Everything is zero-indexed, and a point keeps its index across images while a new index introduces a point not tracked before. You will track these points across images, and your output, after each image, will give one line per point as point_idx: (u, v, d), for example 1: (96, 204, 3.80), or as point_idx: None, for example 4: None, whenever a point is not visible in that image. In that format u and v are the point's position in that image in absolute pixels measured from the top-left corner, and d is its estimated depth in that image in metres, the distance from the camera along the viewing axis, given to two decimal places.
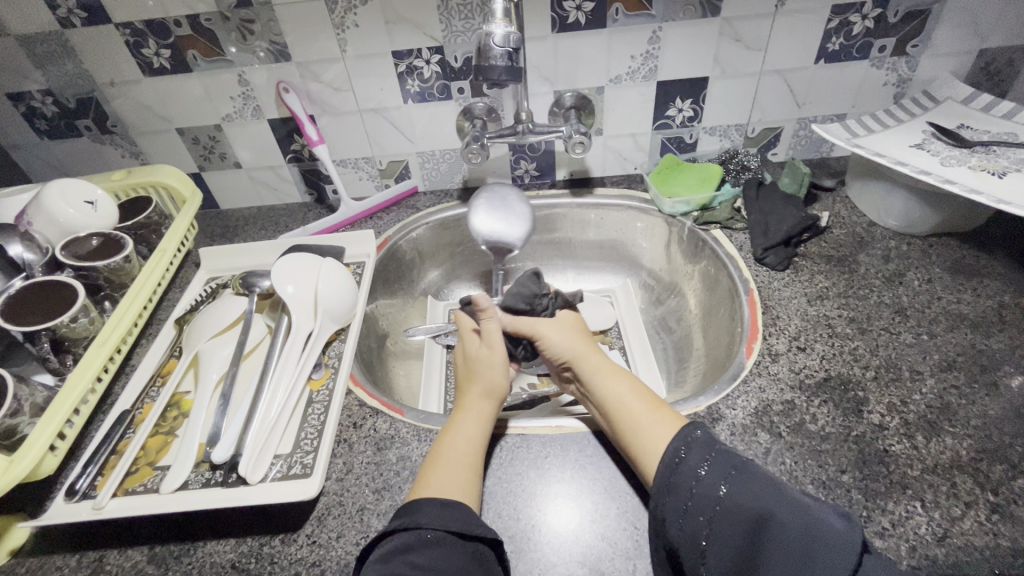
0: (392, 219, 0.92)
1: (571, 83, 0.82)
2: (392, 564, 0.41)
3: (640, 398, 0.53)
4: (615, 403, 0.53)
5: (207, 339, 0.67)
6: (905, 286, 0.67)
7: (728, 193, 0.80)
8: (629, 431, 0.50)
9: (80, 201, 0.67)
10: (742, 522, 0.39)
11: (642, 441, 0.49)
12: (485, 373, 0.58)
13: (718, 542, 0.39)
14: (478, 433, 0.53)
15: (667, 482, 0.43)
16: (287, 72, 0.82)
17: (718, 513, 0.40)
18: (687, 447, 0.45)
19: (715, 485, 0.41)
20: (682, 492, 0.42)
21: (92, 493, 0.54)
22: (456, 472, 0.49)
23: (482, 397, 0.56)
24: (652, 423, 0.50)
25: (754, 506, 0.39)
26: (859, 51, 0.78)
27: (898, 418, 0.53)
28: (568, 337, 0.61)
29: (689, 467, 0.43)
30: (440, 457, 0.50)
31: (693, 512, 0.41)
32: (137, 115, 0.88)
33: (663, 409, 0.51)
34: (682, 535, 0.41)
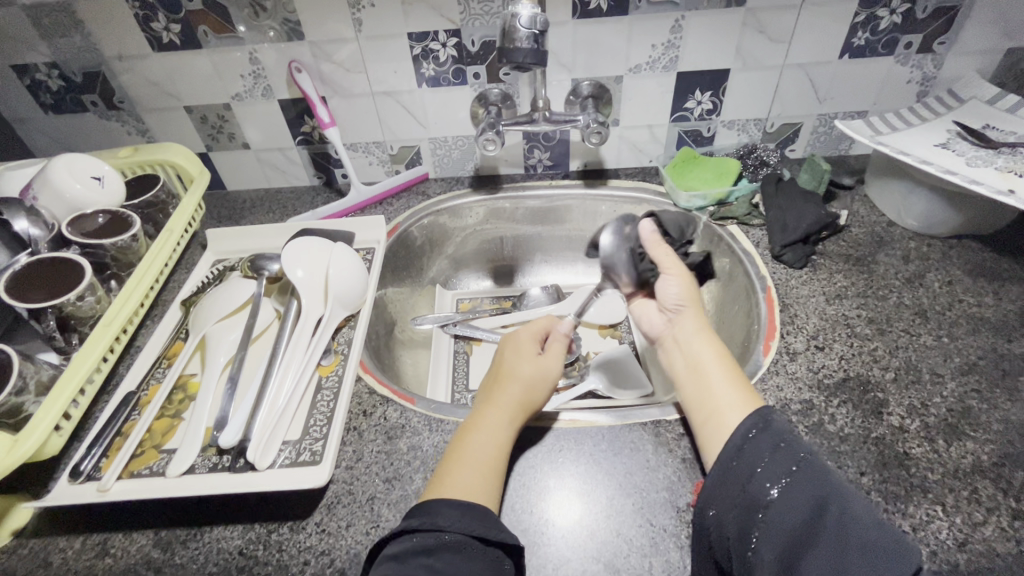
0: (402, 205, 0.91)
1: (590, 71, 0.80)
2: (408, 566, 0.40)
3: (722, 366, 0.52)
4: (701, 365, 0.53)
5: (215, 322, 0.66)
6: (925, 287, 0.66)
7: (745, 188, 0.80)
8: (707, 393, 0.50)
9: (87, 176, 0.66)
10: (805, 506, 0.38)
11: (715, 404, 0.49)
12: (525, 374, 0.56)
13: (775, 521, 0.38)
14: (500, 439, 0.51)
15: (737, 447, 0.42)
16: (299, 51, 0.80)
17: (781, 494, 0.39)
18: (761, 428, 0.43)
19: (786, 463, 0.40)
20: (751, 463, 0.41)
21: (96, 475, 0.53)
22: (476, 475, 0.48)
23: (516, 401, 0.54)
24: (727, 390, 0.50)
25: (819, 493, 0.39)
26: (885, 47, 0.77)
27: (918, 420, 0.52)
28: (687, 289, 0.59)
29: (762, 442, 0.42)
30: (460, 456, 0.49)
31: (756, 485, 0.40)
32: (145, 91, 0.86)
33: (742, 384, 0.50)
34: (740, 504, 0.40)
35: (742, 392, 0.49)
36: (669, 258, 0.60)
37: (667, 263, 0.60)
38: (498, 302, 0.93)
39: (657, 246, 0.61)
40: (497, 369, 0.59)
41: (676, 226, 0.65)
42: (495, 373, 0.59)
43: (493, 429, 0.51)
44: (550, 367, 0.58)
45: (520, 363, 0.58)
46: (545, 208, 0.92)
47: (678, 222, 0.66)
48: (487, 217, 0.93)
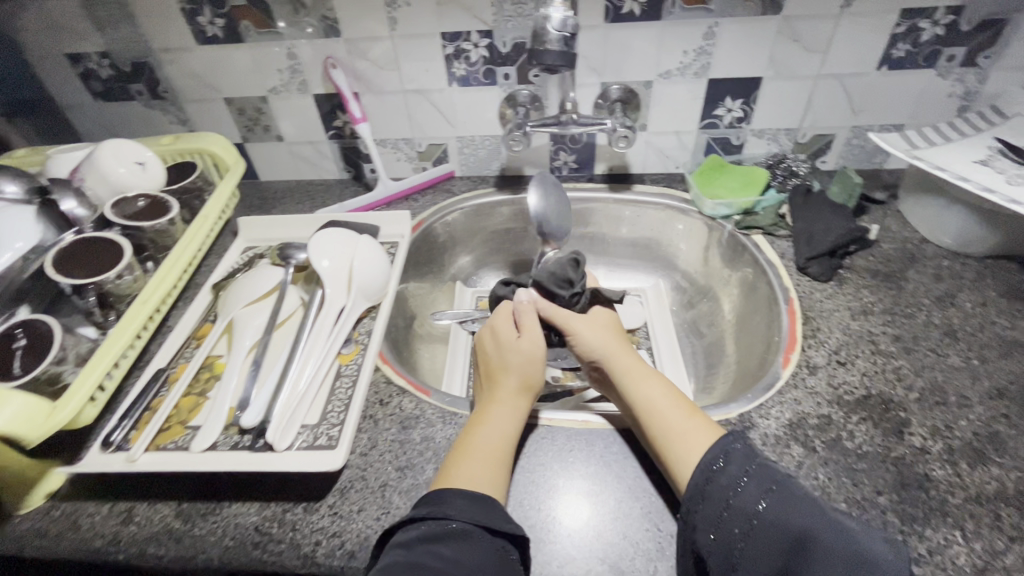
0: (428, 201, 0.92)
1: (619, 75, 0.80)
2: (415, 552, 0.41)
3: (672, 403, 0.52)
4: (649, 405, 0.52)
5: (243, 307, 0.68)
6: (957, 307, 0.64)
7: (772, 199, 0.78)
8: (662, 434, 0.49)
9: (131, 161, 0.69)
10: (779, 541, 0.39)
11: (675, 443, 0.48)
12: (518, 364, 0.57)
13: (751, 557, 0.40)
14: (509, 429, 0.52)
15: (702, 486, 0.44)
16: (335, 48, 0.83)
17: (752, 531, 0.40)
18: (726, 457, 0.45)
19: (753, 500, 0.42)
20: (717, 502, 0.43)
21: (125, 446, 0.55)
22: (486, 465, 0.49)
23: (516, 390, 0.55)
24: (688, 430, 0.49)
25: (790, 528, 0.39)
26: (925, 59, 0.75)
27: (941, 443, 0.51)
28: (598, 334, 0.62)
29: (726, 477, 0.44)
30: (467, 449, 0.50)
31: (728, 523, 0.42)
32: (187, 83, 0.89)
33: (699, 416, 0.50)
34: (715, 544, 0.41)
35: (703, 426, 0.49)
36: (561, 314, 0.64)
37: (566, 318, 0.64)
38: None
39: (546, 309, 0.65)
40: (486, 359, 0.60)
41: (556, 279, 0.67)
42: (486, 366, 0.59)
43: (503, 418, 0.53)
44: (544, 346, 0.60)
45: (511, 354, 0.58)
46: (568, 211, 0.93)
47: (554, 272, 0.68)
48: (511, 217, 0.94)
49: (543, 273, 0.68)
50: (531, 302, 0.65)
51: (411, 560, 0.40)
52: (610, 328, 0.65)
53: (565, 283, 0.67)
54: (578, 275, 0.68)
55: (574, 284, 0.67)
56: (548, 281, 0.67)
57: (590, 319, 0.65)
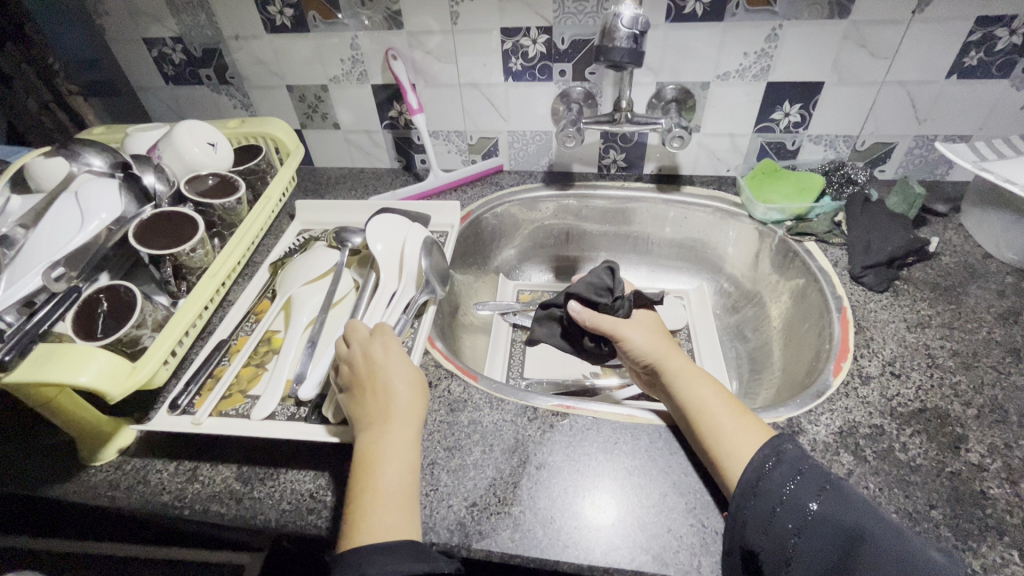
0: (476, 193, 0.94)
1: (676, 76, 0.80)
2: None
3: (724, 403, 0.52)
4: (699, 404, 0.53)
5: (300, 286, 0.71)
6: (1020, 325, 0.62)
7: (828, 206, 0.77)
8: (712, 433, 0.50)
9: (204, 141, 0.72)
10: (833, 541, 0.40)
11: (725, 443, 0.49)
12: (395, 379, 0.53)
13: (804, 556, 0.41)
14: (402, 460, 0.49)
15: (753, 484, 0.45)
16: (397, 39, 0.85)
17: (805, 530, 0.41)
18: (778, 457, 0.46)
19: (806, 499, 0.43)
20: (770, 500, 0.44)
21: (191, 410, 0.59)
22: (399, 513, 0.46)
23: (409, 415, 0.52)
24: (738, 430, 0.49)
25: (844, 527, 0.40)
26: (999, 69, 0.72)
27: (1000, 461, 0.50)
28: (647, 338, 0.62)
29: (778, 477, 0.44)
30: (369, 496, 0.46)
31: (780, 521, 0.42)
32: (254, 69, 0.93)
33: (749, 416, 0.51)
34: (766, 540, 0.42)
35: (754, 429, 0.50)
36: (610, 321, 0.66)
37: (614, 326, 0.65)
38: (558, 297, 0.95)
39: (592, 317, 0.67)
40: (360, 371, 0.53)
41: (594, 289, 0.69)
42: (362, 382, 0.52)
43: (394, 443, 0.49)
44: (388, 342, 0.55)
45: (388, 368, 0.53)
46: (615, 209, 0.93)
47: (591, 284, 0.70)
48: (556, 213, 0.95)
49: (581, 285, 0.70)
50: (580, 313, 0.68)
51: None
52: (661, 332, 0.65)
53: (604, 291, 0.69)
54: (618, 282, 0.69)
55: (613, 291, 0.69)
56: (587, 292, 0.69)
57: (636, 324, 0.65)
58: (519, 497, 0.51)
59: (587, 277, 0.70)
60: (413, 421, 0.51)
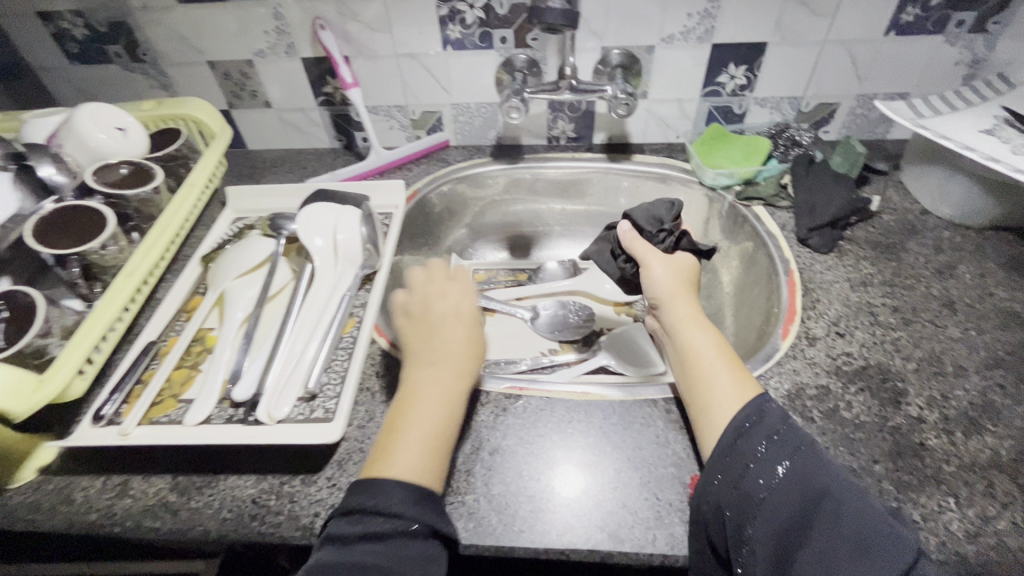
0: (422, 171, 0.90)
1: (621, 40, 0.78)
2: (356, 552, 0.41)
3: (722, 355, 0.52)
4: (697, 352, 0.53)
5: (233, 279, 0.67)
6: (955, 278, 0.64)
7: (773, 169, 0.77)
8: (701, 382, 0.51)
9: (111, 126, 0.66)
10: (799, 498, 0.40)
11: (712, 395, 0.50)
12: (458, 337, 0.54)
13: (768, 511, 0.41)
14: (434, 404, 0.49)
15: (731, 442, 0.45)
16: (324, 8, 0.79)
17: (776, 487, 0.41)
18: (759, 415, 0.46)
19: (779, 457, 0.43)
20: (744, 457, 0.44)
21: (117, 420, 0.55)
22: (422, 452, 0.46)
23: (461, 360, 0.53)
24: (727, 382, 0.50)
25: (811, 487, 0.40)
26: (934, 24, 0.73)
27: (938, 412, 0.51)
28: (668, 275, 0.63)
29: (756, 435, 0.44)
30: (398, 434, 0.48)
31: (749, 480, 0.42)
32: (169, 44, 0.85)
33: (741, 372, 0.51)
34: (735, 496, 0.42)
35: (744, 386, 0.49)
36: (646, 250, 0.65)
37: (647, 256, 0.65)
38: (513, 274, 0.93)
39: (633, 240, 0.67)
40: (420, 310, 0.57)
41: (652, 217, 0.68)
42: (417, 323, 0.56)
43: (438, 387, 0.50)
44: (459, 300, 0.58)
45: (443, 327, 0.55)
46: (567, 181, 0.91)
47: (650, 212, 0.69)
48: (507, 188, 0.92)
49: (639, 210, 0.69)
50: (626, 233, 0.67)
51: (354, 559, 0.40)
52: (691, 276, 0.64)
53: (656, 223, 0.68)
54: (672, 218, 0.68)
55: (668, 226, 0.68)
56: (640, 216, 0.68)
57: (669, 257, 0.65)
58: (473, 485, 0.49)
59: (645, 205, 0.70)
60: (464, 372, 0.52)
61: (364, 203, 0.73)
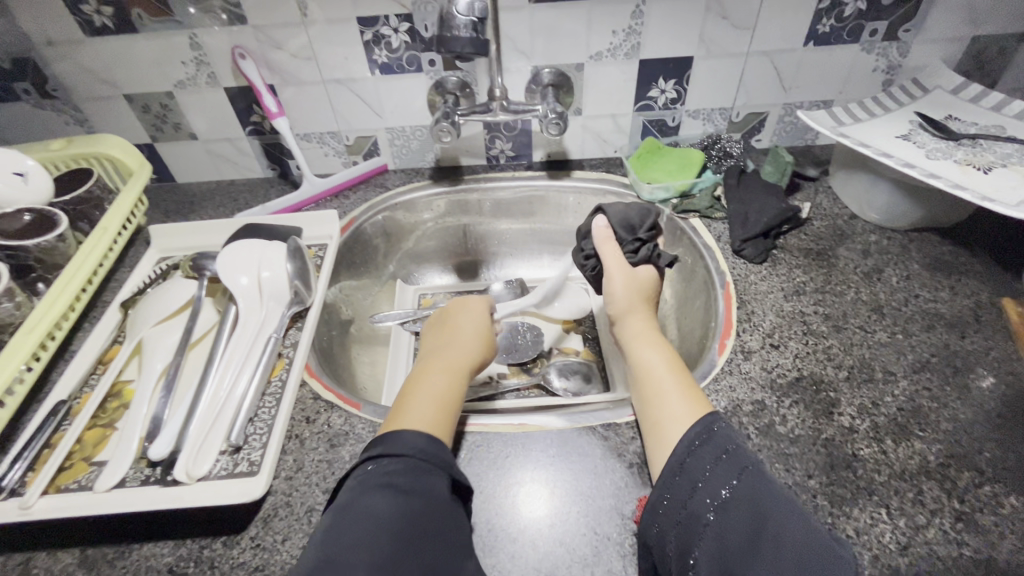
0: (360, 198, 0.88)
1: (550, 59, 0.77)
2: (374, 483, 0.41)
3: (672, 374, 0.52)
4: (648, 368, 0.53)
5: (152, 326, 0.63)
6: (883, 282, 0.65)
7: (709, 179, 0.78)
8: (654, 399, 0.50)
9: (9, 172, 0.62)
10: (746, 520, 0.38)
11: (662, 410, 0.49)
12: (471, 329, 0.62)
13: (715, 535, 0.39)
14: (448, 373, 0.54)
15: (680, 460, 0.43)
16: (244, 36, 0.76)
17: (722, 508, 0.39)
18: (709, 433, 0.44)
19: (727, 478, 0.41)
20: (693, 476, 0.42)
21: (21, 490, 0.51)
22: (431, 414, 0.49)
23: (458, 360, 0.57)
24: (677, 396, 0.49)
25: (756, 509, 0.39)
26: (850, 34, 0.75)
27: (868, 420, 0.52)
28: (627, 287, 0.61)
29: (705, 453, 0.43)
30: (410, 398, 0.51)
31: (697, 502, 0.41)
32: (80, 78, 0.81)
33: (692, 388, 0.50)
34: (682, 518, 0.41)
35: (693, 405, 0.48)
36: (613, 254, 0.63)
37: (609, 262, 0.62)
38: (460, 297, 0.91)
39: (605, 240, 0.64)
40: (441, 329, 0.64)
41: (625, 221, 0.65)
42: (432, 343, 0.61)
43: (440, 373, 0.54)
44: (471, 328, 0.62)
45: (461, 322, 0.63)
46: (508, 201, 0.90)
47: (627, 216, 0.65)
48: (448, 211, 0.91)
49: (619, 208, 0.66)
50: (600, 229, 0.64)
51: (371, 488, 0.41)
52: (649, 290, 0.63)
53: (630, 232, 0.64)
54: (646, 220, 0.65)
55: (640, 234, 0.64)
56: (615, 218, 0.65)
57: (632, 270, 0.63)
58: None
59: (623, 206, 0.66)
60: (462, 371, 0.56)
61: (293, 237, 0.71)
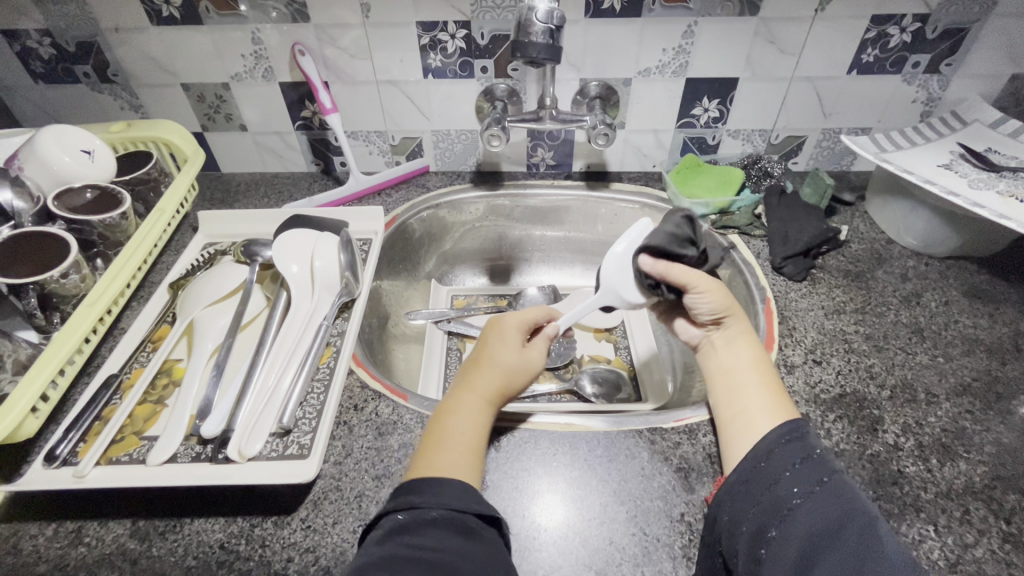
0: (402, 197, 0.89)
1: (599, 72, 0.79)
2: (421, 536, 0.40)
3: (756, 372, 0.52)
4: (732, 368, 0.53)
5: (203, 307, 0.64)
6: (922, 306, 0.66)
7: (749, 200, 0.78)
8: (739, 396, 0.51)
9: (76, 149, 0.64)
10: (817, 524, 0.38)
11: (744, 411, 0.49)
12: (510, 359, 0.56)
13: (796, 521, 0.39)
14: (480, 421, 0.51)
15: (770, 449, 0.44)
16: (304, 34, 0.78)
17: (806, 498, 0.40)
18: (801, 433, 0.44)
19: (818, 473, 0.41)
20: (780, 465, 0.42)
21: (73, 460, 0.51)
22: (454, 459, 0.47)
23: (495, 391, 0.53)
24: (763, 399, 0.50)
25: (848, 504, 0.39)
26: (893, 65, 0.77)
27: (913, 439, 0.52)
28: (720, 298, 0.54)
29: (796, 448, 0.43)
30: (438, 444, 0.48)
31: (770, 503, 0.41)
32: (141, 65, 0.83)
33: (779, 395, 0.50)
34: (765, 501, 0.41)
35: (778, 406, 0.49)
36: (688, 276, 0.54)
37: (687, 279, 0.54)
38: (493, 301, 0.92)
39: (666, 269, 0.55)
40: (478, 352, 0.58)
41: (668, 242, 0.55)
42: (470, 365, 0.56)
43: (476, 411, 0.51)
44: (513, 355, 0.56)
45: (502, 349, 0.57)
46: (546, 208, 0.91)
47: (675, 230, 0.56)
48: (487, 214, 0.92)
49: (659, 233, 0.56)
50: (651, 265, 0.56)
51: (416, 543, 0.39)
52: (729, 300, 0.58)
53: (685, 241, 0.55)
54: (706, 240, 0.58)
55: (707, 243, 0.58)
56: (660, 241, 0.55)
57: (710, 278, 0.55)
58: None
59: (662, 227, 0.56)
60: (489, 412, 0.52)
61: (343, 229, 0.72)
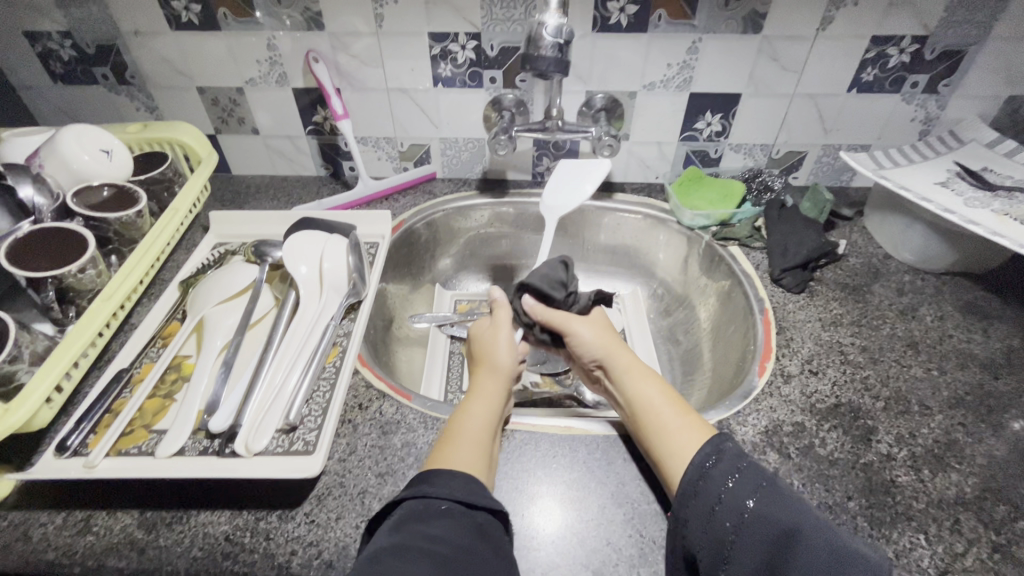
0: (408, 203, 0.91)
1: (605, 85, 0.81)
2: (404, 533, 0.40)
3: (669, 403, 0.52)
4: (641, 404, 0.53)
5: (213, 305, 0.65)
6: (917, 320, 0.68)
7: (749, 212, 0.81)
8: (655, 433, 0.50)
9: (95, 149, 0.66)
10: (759, 554, 0.39)
11: (665, 434, 0.49)
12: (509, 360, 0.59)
13: (740, 551, 0.40)
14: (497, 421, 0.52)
15: (693, 481, 0.44)
16: (318, 41, 0.80)
17: (741, 526, 0.40)
18: (718, 455, 0.45)
19: (743, 495, 0.42)
20: (709, 497, 0.43)
21: (84, 451, 0.52)
22: (473, 452, 0.48)
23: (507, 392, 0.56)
24: (677, 429, 0.49)
25: (782, 522, 0.39)
26: (892, 84, 0.79)
27: (906, 450, 0.54)
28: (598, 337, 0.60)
29: (718, 473, 0.43)
30: (454, 436, 0.50)
31: (719, 518, 0.41)
32: (157, 68, 0.85)
33: (691, 414, 0.50)
34: (707, 537, 0.41)
35: (693, 425, 0.49)
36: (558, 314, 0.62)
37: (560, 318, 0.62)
38: None
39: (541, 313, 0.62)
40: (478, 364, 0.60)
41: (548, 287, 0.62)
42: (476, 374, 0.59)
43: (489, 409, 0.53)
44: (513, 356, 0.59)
45: (501, 353, 0.60)
46: None
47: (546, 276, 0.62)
48: (492, 221, 0.94)
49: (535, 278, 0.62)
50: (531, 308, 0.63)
51: (399, 539, 0.39)
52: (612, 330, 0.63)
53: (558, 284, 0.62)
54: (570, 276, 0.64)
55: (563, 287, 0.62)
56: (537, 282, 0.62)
57: (585, 317, 0.63)
58: None
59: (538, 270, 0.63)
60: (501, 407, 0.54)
61: (352, 232, 0.74)
